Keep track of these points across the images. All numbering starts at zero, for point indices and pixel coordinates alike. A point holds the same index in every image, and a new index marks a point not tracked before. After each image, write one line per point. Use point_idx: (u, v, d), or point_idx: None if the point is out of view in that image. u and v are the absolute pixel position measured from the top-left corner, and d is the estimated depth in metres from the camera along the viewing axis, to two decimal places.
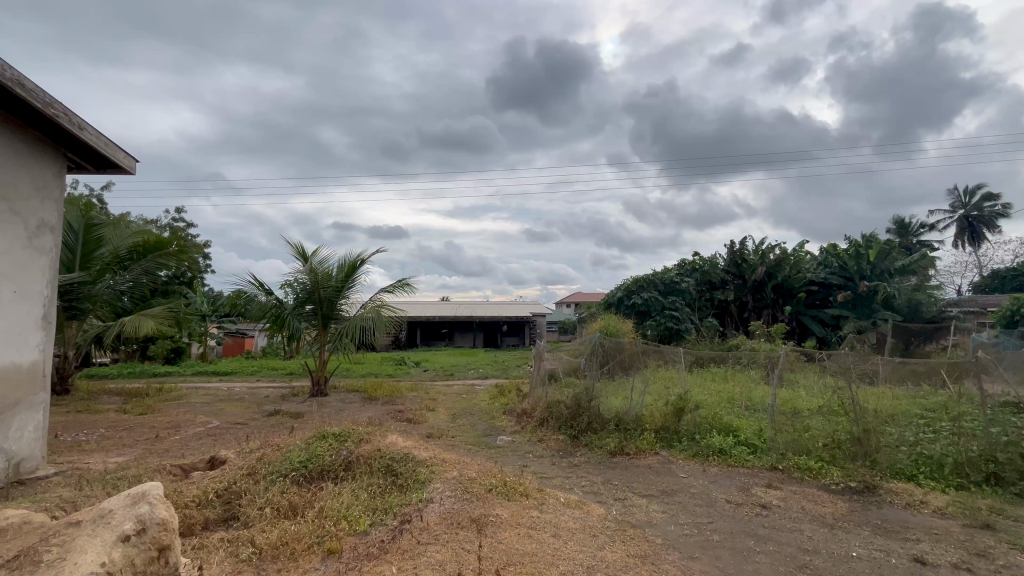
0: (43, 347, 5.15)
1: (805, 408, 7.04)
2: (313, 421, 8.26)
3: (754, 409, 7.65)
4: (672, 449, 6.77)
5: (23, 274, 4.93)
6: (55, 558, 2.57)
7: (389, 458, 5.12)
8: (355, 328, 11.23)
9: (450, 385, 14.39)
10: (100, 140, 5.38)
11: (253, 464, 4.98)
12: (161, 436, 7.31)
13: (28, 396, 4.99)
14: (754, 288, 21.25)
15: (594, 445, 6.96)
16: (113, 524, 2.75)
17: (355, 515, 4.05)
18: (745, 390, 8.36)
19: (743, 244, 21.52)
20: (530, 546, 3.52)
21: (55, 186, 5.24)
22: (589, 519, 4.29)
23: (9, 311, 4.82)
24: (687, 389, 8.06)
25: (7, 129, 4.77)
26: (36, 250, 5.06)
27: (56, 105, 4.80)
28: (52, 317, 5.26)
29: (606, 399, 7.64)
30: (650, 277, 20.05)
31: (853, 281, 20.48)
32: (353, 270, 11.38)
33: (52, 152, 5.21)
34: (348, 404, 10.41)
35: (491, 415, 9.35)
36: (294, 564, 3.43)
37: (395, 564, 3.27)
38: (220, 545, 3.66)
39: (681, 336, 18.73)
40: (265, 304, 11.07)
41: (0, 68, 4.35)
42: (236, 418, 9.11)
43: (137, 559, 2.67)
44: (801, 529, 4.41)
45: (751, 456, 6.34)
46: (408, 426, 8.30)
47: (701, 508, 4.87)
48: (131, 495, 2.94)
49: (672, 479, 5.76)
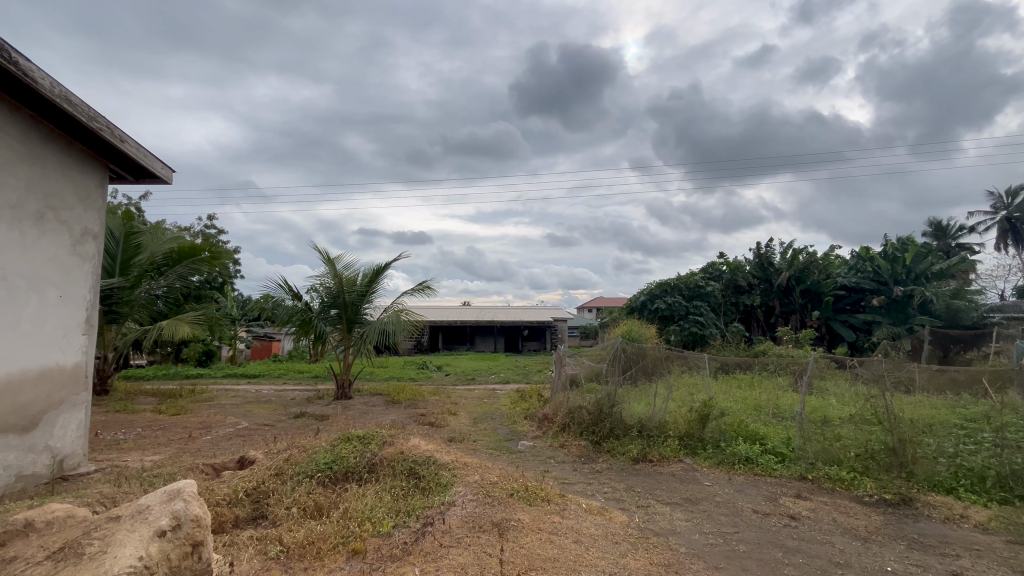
0: (85, 349, 5.40)
1: (836, 416, 6.80)
2: (337, 423, 8.42)
3: (782, 417, 7.44)
4: (696, 457, 6.65)
5: (68, 279, 5.19)
6: (96, 551, 2.71)
7: (411, 461, 5.19)
8: (376, 332, 11.39)
9: (471, 389, 14.47)
10: (140, 152, 5.64)
11: (281, 464, 5.11)
12: (193, 436, 7.58)
13: (71, 396, 5.25)
14: (782, 293, 20.76)
15: (617, 451, 6.89)
16: (150, 520, 2.87)
17: (378, 516, 4.12)
18: (771, 397, 8.15)
19: (770, 247, 21.08)
20: (551, 551, 3.51)
21: (97, 195, 5.52)
22: (610, 526, 4.24)
23: (55, 314, 5.07)
24: (712, 395, 7.88)
25: (54, 141, 5.03)
26: (80, 256, 5.32)
27: (100, 119, 5.05)
28: (94, 319, 5.51)
29: (628, 405, 7.58)
30: (674, 281, 19.60)
31: (886, 285, 19.87)
32: (376, 276, 11.58)
33: (95, 162, 5.47)
34: (372, 407, 10.59)
35: (512, 420, 9.36)
36: (319, 563, 3.49)
37: (418, 565, 3.32)
38: (249, 543, 3.76)
39: (705, 341, 18.38)
40: (292, 308, 11.32)
41: (49, 85, 4.58)
42: (264, 419, 9.39)
43: (172, 553, 2.77)
44: (833, 542, 4.27)
45: (779, 465, 6.19)
46: (431, 429, 8.37)
47: (727, 517, 4.77)
48: (168, 491, 3.08)
49: (696, 487, 5.66)
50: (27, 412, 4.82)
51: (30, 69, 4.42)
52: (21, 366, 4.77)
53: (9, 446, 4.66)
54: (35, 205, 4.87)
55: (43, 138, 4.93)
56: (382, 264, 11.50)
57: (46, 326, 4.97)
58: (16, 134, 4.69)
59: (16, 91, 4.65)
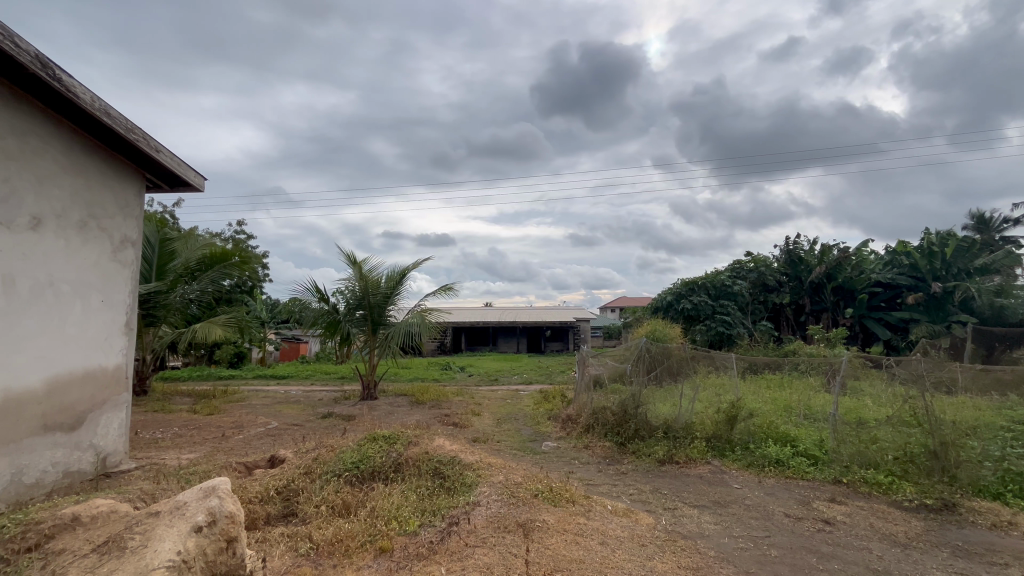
0: (125, 351, 5.66)
1: (872, 418, 6.54)
2: (364, 424, 8.60)
3: (814, 419, 7.23)
4: (725, 459, 6.53)
5: (109, 285, 5.44)
6: (138, 545, 2.84)
7: (436, 461, 5.24)
8: (401, 333, 11.58)
9: (494, 390, 14.59)
10: (174, 161, 5.86)
11: (310, 463, 5.22)
12: (227, 435, 7.84)
13: (113, 396, 5.50)
14: (812, 291, 20.26)
15: (642, 453, 6.81)
16: (188, 516, 2.98)
17: (405, 516, 4.16)
18: (803, 398, 7.91)
19: (799, 243, 20.56)
20: (577, 553, 3.49)
21: (135, 204, 5.77)
22: (636, 528, 4.20)
23: (98, 318, 5.33)
24: (740, 396, 7.70)
25: (94, 153, 5.26)
26: (120, 262, 5.58)
27: (137, 131, 5.27)
28: (134, 323, 5.77)
29: (653, 405, 7.47)
30: (700, 280, 19.22)
31: (925, 281, 19.10)
32: (401, 279, 11.77)
33: (133, 173, 5.72)
34: (397, 408, 10.77)
35: (536, 420, 9.38)
36: (348, 560, 3.55)
37: (444, 565, 3.34)
38: (281, 540, 3.85)
39: (732, 341, 17.95)
40: (319, 310, 11.55)
41: (90, 99, 4.78)
42: (293, 419, 9.65)
43: (208, 548, 2.88)
44: (870, 548, 4.12)
45: (812, 468, 6.01)
46: (454, 430, 8.45)
47: (758, 521, 4.66)
48: (203, 489, 3.21)
49: (725, 490, 5.54)
50: (74, 412, 5.06)
51: (72, 85, 4.63)
52: (68, 367, 4.99)
53: (58, 444, 4.89)
54: (79, 215, 5.10)
55: (86, 151, 5.18)
56: (406, 265, 11.66)
57: (90, 330, 5.22)
58: (61, 147, 4.93)
59: (60, 106, 4.87)
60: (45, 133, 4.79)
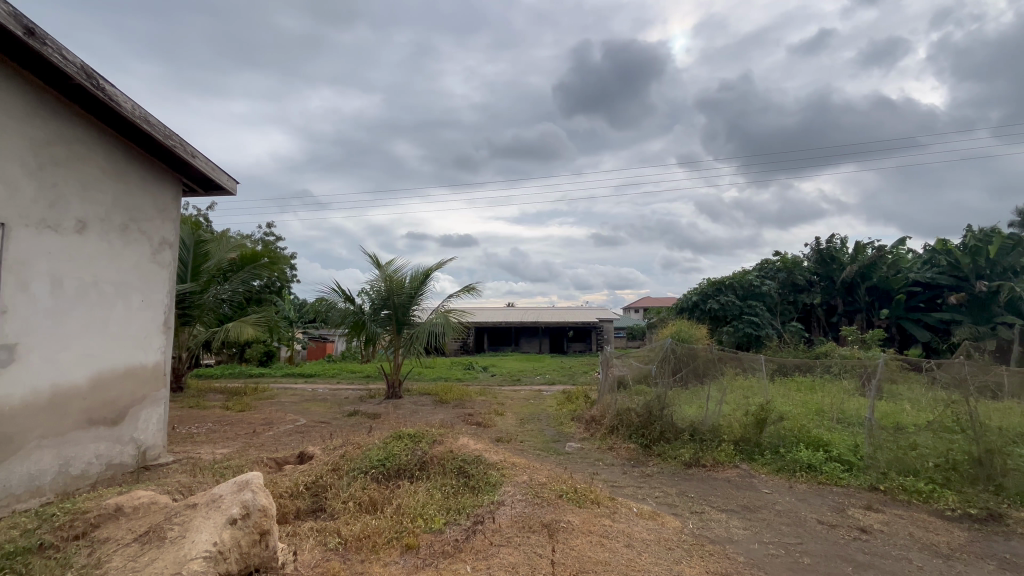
0: (163, 349, 5.88)
1: (911, 423, 6.29)
2: (389, 422, 8.73)
3: (848, 424, 7.00)
4: (754, 463, 6.38)
5: (148, 286, 5.66)
6: (177, 536, 2.95)
7: (461, 460, 5.28)
8: (425, 333, 11.72)
9: (517, 390, 14.60)
10: (209, 166, 6.06)
11: (337, 460, 5.33)
12: (257, 431, 8.07)
13: (152, 392, 5.72)
14: (845, 291, 19.60)
15: (668, 455, 6.71)
16: (223, 508, 3.08)
17: (430, 514, 4.21)
18: (836, 401, 7.66)
19: (830, 242, 19.94)
20: (603, 555, 3.46)
21: (173, 208, 5.99)
22: (663, 531, 4.14)
23: (139, 317, 5.55)
24: (769, 398, 7.51)
25: (135, 159, 5.49)
26: (158, 264, 5.80)
27: (174, 137, 5.48)
28: (171, 322, 5.99)
29: (679, 407, 7.35)
30: (727, 280, 18.83)
31: (967, 280, 18.22)
32: (424, 279, 11.89)
33: (170, 178, 5.95)
34: (421, 406, 10.90)
35: (559, 421, 9.34)
36: (375, 556, 3.61)
37: (469, 563, 3.36)
38: (310, 534, 3.94)
39: (761, 342, 17.50)
40: (345, 310, 11.77)
41: (131, 107, 4.99)
42: (320, 416, 9.86)
43: (242, 540, 2.97)
44: (909, 558, 3.97)
45: (846, 475, 5.82)
46: (478, 429, 8.50)
47: (789, 527, 4.53)
48: (237, 482, 3.32)
49: (754, 495, 5.40)
50: (116, 406, 5.29)
51: (114, 94, 4.84)
52: (110, 364, 5.22)
53: (101, 437, 5.12)
54: (120, 218, 5.33)
55: (127, 158, 5.41)
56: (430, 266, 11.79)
57: (131, 328, 5.44)
58: (104, 154, 5.16)
59: (103, 115, 5.09)
60: (90, 141, 5.01)
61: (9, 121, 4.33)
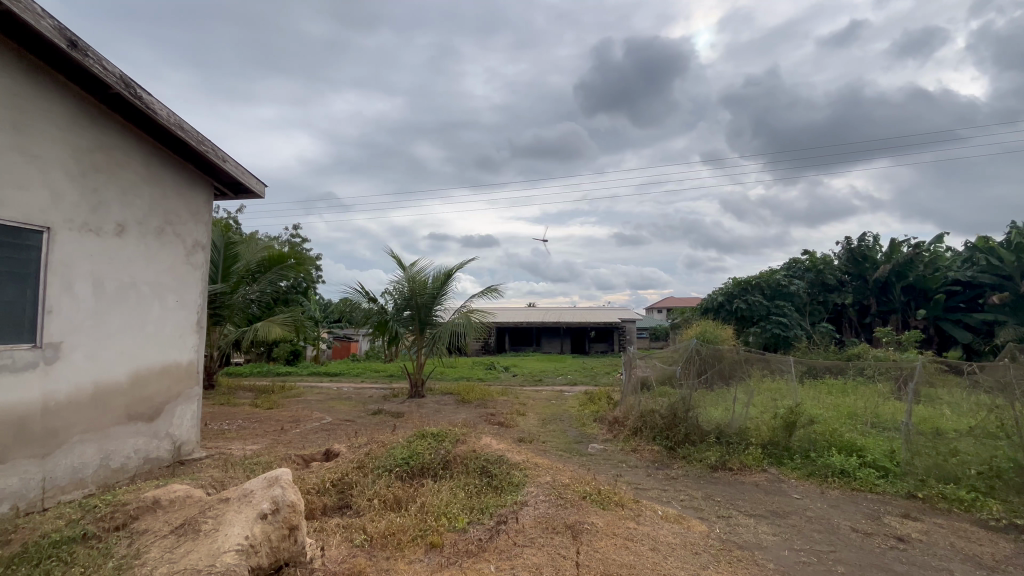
0: (196, 348, 6.07)
1: (951, 428, 6.03)
2: (412, 421, 8.83)
3: (883, 429, 6.76)
4: (783, 467, 6.22)
5: (182, 287, 5.86)
6: (211, 529, 3.04)
7: (484, 460, 5.30)
8: (447, 333, 11.82)
9: (539, 390, 14.56)
10: (239, 170, 6.25)
11: (363, 458, 5.41)
12: (285, 429, 8.25)
13: (186, 390, 5.92)
14: (879, 291, 18.93)
15: (693, 458, 6.60)
16: (254, 503, 3.17)
17: (454, 513, 4.23)
18: (870, 405, 7.41)
19: (863, 240, 19.29)
20: (627, 558, 3.42)
21: (205, 211, 6.19)
22: (689, 535, 4.07)
23: (174, 317, 5.75)
24: (798, 401, 7.31)
25: (170, 164, 5.69)
26: (192, 265, 6.00)
27: (207, 143, 5.66)
28: (204, 322, 6.19)
29: (705, 409, 7.22)
30: (754, 279, 18.41)
31: (1011, 279, 17.37)
32: (447, 279, 11.99)
33: (203, 182, 6.15)
34: (444, 406, 10.98)
35: (582, 422, 9.29)
36: (400, 553, 3.65)
37: (493, 563, 3.37)
38: (337, 530, 4.01)
39: (789, 344, 17.05)
40: (369, 310, 11.95)
41: (166, 114, 5.16)
42: (345, 415, 10.03)
43: (272, 535, 3.05)
44: (950, 569, 3.80)
45: (882, 481, 5.62)
46: (500, 429, 8.52)
47: (822, 535, 4.39)
48: (267, 478, 3.40)
49: (784, 500, 5.26)
50: (153, 403, 5.49)
51: (151, 102, 5.02)
52: (147, 362, 5.42)
53: (139, 432, 5.33)
54: (157, 222, 5.53)
55: (164, 163, 5.61)
56: (452, 266, 11.88)
57: (166, 328, 5.65)
58: (141, 160, 5.36)
59: (140, 122, 5.29)
60: (128, 148, 5.22)
61: (55, 129, 4.54)
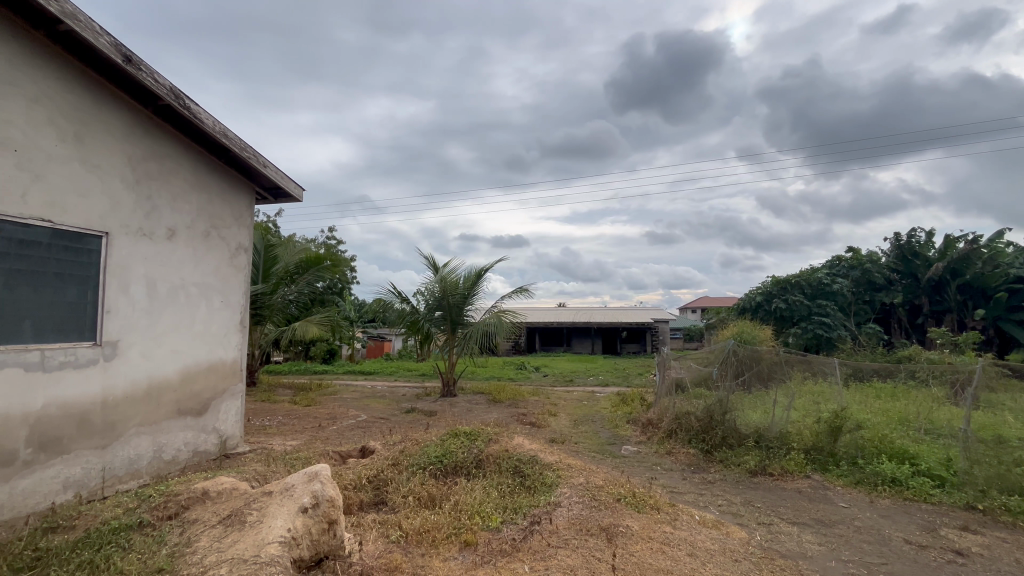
0: (240, 346, 6.32)
1: (1015, 436, 5.64)
2: (445, 420, 8.94)
3: (938, 436, 6.38)
4: (827, 473, 5.96)
5: (227, 288, 6.12)
6: (255, 521, 3.16)
7: (516, 460, 5.30)
8: (479, 333, 11.91)
9: (570, 391, 14.47)
10: (279, 175, 6.47)
11: (397, 456, 5.50)
12: (323, 426, 8.50)
13: (231, 386, 6.17)
14: (931, 290, 17.91)
15: (731, 462, 6.41)
16: (296, 497, 3.27)
17: (487, 511, 4.26)
18: (923, 411, 7.01)
19: (913, 236, 18.30)
20: (664, 563, 3.36)
21: (248, 215, 6.45)
22: (728, 542, 3.96)
23: (219, 316, 6.01)
24: (844, 405, 6.98)
25: (215, 171, 5.94)
26: (235, 267, 6.25)
27: (249, 149, 5.88)
28: (247, 321, 6.44)
29: (743, 412, 7.00)
30: (794, 278, 17.74)
31: None
32: (477, 279, 12.06)
33: (245, 187, 6.40)
34: (476, 405, 11.05)
35: (614, 423, 9.17)
36: (435, 550, 3.69)
37: (528, 563, 3.36)
38: (373, 526, 4.10)
39: (832, 345, 16.33)
40: (402, 310, 12.15)
41: (212, 123, 5.40)
42: (380, 412, 10.24)
43: (313, 528, 3.14)
44: None
45: (937, 491, 5.31)
46: (532, 429, 8.51)
47: (871, 545, 4.18)
48: (307, 473, 3.51)
49: (829, 508, 5.04)
50: (200, 398, 5.75)
51: (198, 112, 5.26)
52: (195, 360, 5.68)
53: (188, 426, 5.59)
54: (203, 225, 5.79)
55: (209, 170, 5.87)
56: (483, 266, 11.95)
57: (212, 327, 5.90)
58: (189, 167, 5.62)
59: (189, 131, 5.56)
60: (178, 156, 5.48)
61: (113, 140, 4.83)
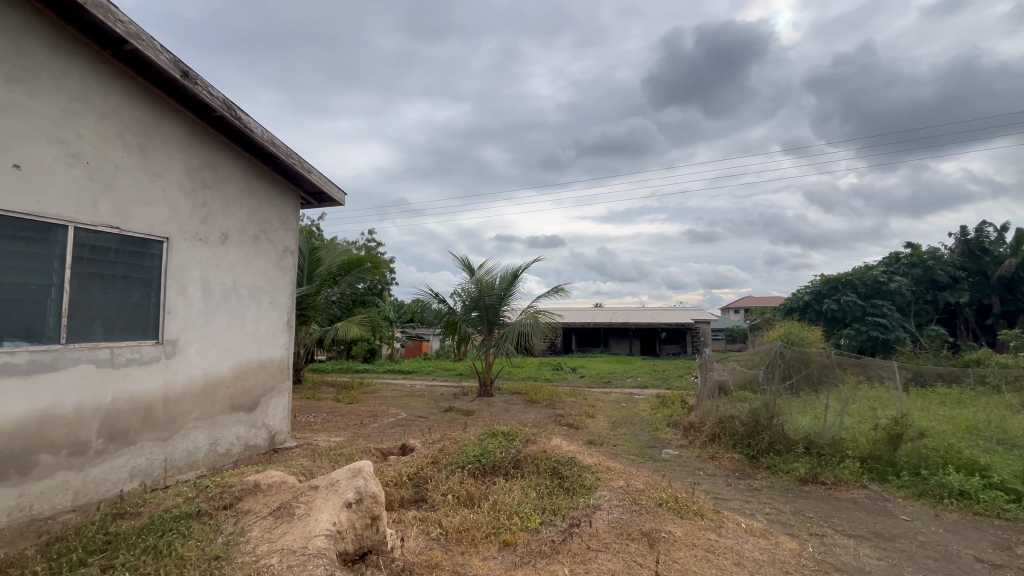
0: (287, 345, 6.59)
1: None
2: (482, 419, 9.00)
3: (1013, 446, 5.89)
4: (886, 484, 5.62)
5: (275, 289, 6.39)
6: (303, 514, 3.27)
7: (554, 461, 5.28)
8: (515, 333, 11.93)
9: (608, 392, 14.27)
10: (322, 180, 6.70)
11: (436, 454, 5.57)
12: (364, 423, 8.72)
13: (279, 383, 6.44)
14: (1003, 288, 16.60)
15: (779, 469, 6.15)
16: (340, 491, 3.37)
17: (526, 512, 4.25)
18: (995, 418, 6.48)
19: (982, 230, 17.00)
20: (709, 571, 3.25)
21: (294, 219, 6.71)
22: (778, 553, 3.78)
23: (268, 317, 6.28)
24: (905, 411, 6.55)
25: (263, 177, 6.22)
26: (282, 269, 6.52)
27: (294, 156, 6.12)
28: (293, 321, 6.70)
29: (792, 417, 6.67)
30: (846, 277, 16.83)
31: None
32: (513, 280, 12.08)
33: (291, 193, 6.67)
34: (513, 405, 11.07)
35: (654, 426, 8.96)
36: (475, 549, 3.71)
37: (568, 566, 3.33)
38: (414, 523, 4.17)
39: (890, 347, 15.38)
40: (439, 310, 12.33)
41: (260, 131, 5.64)
42: (419, 411, 10.43)
43: (357, 522, 3.24)
44: None
45: (1012, 506, 4.90)
46: (570, 430, 8.44)
47: (937, 563, 3.90)
48: (351, 469, 3.62)
49: (888, 521, 4.74)
50: (252, 395, 6.03)
51: (248, 121, 5.51)
52: (247, 358, 5.97)
53: (241, 421, 5.87)
54: (253, 230, 6.07)
55: (258, 176, 6.14)
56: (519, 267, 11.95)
57: (262, 327, 6.18)
58: (240, 174, 5.90)
59: (240, 141, 5.83)
60: (230, 163, 5.77)
61: (173, 151, 5.13)
